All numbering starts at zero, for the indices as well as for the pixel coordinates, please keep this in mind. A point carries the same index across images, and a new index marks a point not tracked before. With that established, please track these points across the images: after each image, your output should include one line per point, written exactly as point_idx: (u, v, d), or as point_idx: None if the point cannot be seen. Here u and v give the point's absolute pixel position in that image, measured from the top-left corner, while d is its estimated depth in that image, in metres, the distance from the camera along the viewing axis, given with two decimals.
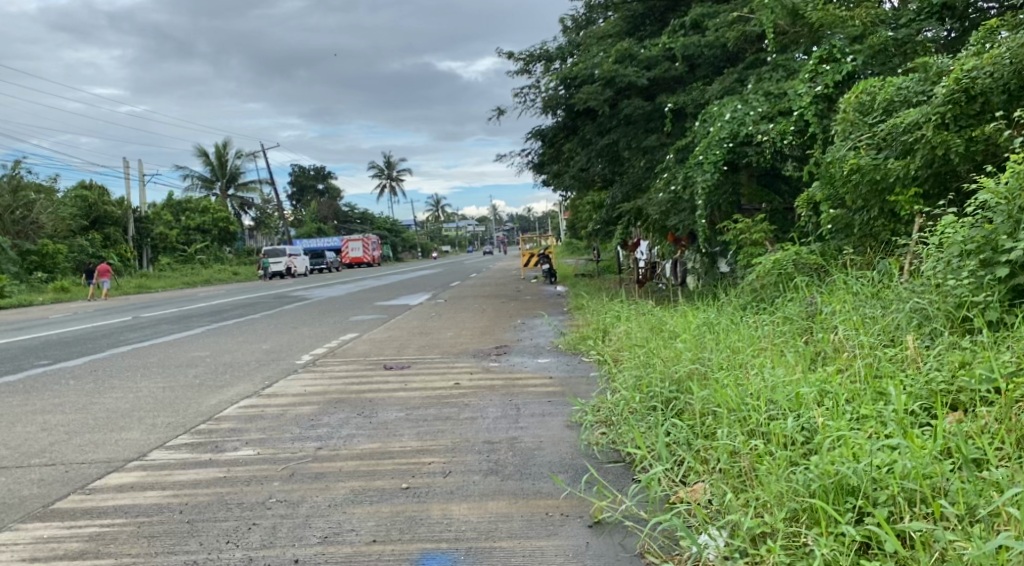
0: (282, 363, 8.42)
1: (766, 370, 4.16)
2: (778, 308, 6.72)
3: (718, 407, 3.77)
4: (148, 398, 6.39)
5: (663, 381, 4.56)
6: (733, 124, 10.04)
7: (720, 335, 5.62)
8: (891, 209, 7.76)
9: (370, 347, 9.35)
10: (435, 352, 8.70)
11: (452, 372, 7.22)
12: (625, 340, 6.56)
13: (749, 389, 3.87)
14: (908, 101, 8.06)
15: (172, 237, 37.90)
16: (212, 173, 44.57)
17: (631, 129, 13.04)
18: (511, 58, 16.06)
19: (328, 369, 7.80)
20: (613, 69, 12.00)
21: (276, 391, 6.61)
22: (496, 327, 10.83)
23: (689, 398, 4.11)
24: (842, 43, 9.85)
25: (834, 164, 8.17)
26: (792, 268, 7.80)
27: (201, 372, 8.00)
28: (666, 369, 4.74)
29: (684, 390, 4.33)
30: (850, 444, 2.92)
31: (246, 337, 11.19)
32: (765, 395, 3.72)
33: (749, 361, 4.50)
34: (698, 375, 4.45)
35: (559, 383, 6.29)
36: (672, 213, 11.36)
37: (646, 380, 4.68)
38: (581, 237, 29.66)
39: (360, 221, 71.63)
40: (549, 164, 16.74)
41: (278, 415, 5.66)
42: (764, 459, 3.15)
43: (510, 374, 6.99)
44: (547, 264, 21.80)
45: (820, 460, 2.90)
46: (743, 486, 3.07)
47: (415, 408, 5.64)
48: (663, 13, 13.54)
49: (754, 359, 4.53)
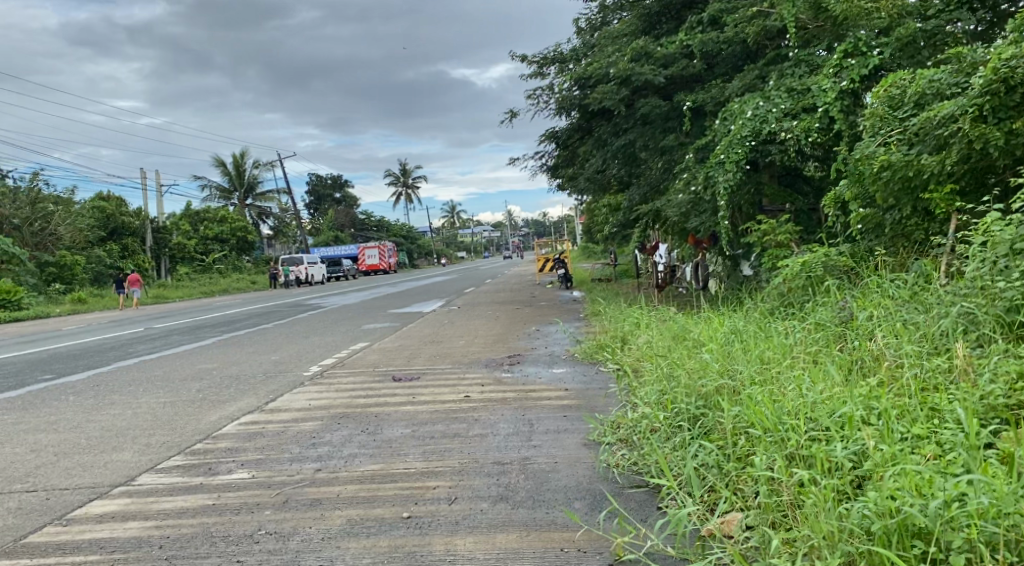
0: (288, 375, 8.16)
1: (802, 385, 3.78)
2: (808, 315, 6.32)
3: (752, 427, 3.41)
4: (146, 416, 6.15)
5: (689, 397, 4.21)
6: (756, 121, 9.77)
7: (748, 344, 5.26)
8: (925, 207, 7.35)
9: (380, 357, 9.07)
10: (446, 361, 8.39)
11: (463, 384, 6.90)
12: (646, 349, 6.21)
13: (786, 407, 3.50)
14: (941, 94, 7.61)
15: (189, 247, 37.98)
16: (230, 183, 44.67)
17: (648, 129, 12.70)
18: (524, 61, 15.78)
19: (335, 382, 7.51)
20: (629, 68, 11.70)
21: (279, 406, 6.34)
22: (510, 335, 10.50)
23: (719, 416, 3.75)
24: (868, 36, 9.47)
25: (863, 161, 7.77)
26: (822, 270, 7.39)
27: (204, 386, 7.77)
28: (692, 384, 4.37)
29: (712, 408, 3.96)
30: (911, 474, 2.55)
31: (255, 348, 10.96)
32: (805, 414, 3.34)
33: (783, 375, 4.12)
34: (727, 391, 4.08)
35: (576, 396, 5.95)
36: (693, 214, 11.13)
37: (670, 395, 4.33)
38: (597, 241, 29.30)
39: (377, 228, 71.67)
40: (563, 167, 16.40)
41: (278, 433, 5.37)
42: (808, 487, 2.79)
43: (523, 385, 6.65)
44: (563, 269, 21.44)
45: (877, 493, 2.53)
46: (786, 521, 2.71)
47: (422, 424, 5.33)
48: (679, 10, 13.18)
49: (787, 372, 4.14)
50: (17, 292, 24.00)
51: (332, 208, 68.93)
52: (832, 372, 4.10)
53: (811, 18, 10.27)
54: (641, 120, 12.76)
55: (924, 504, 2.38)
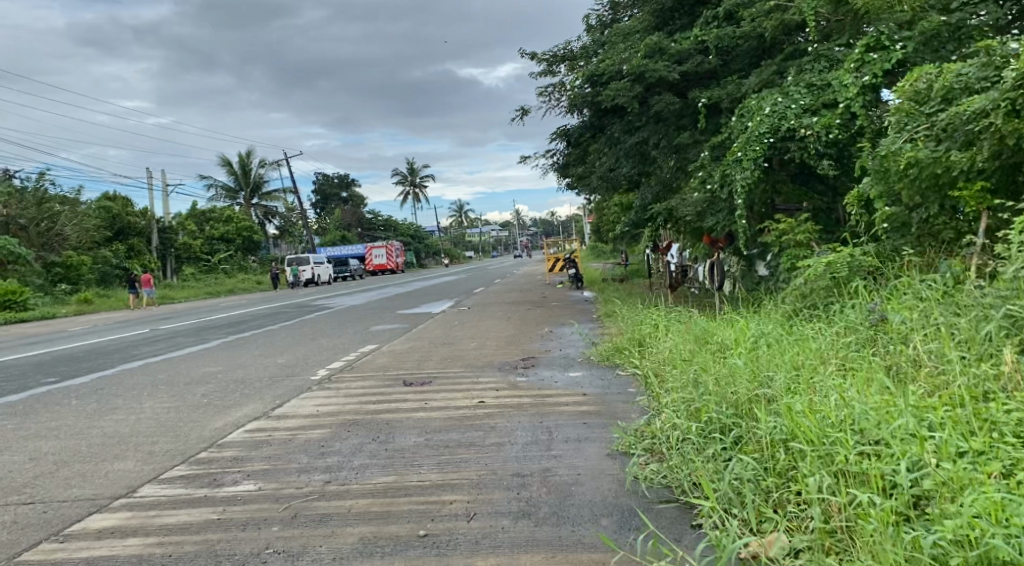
0: (296, 379, 7.97)
1: (845, 393, 3.54)
2: (835, 317, 6.08)
3: (794, 439, 3.18)
4: (150, 422, 5.98)
5: (721, 405, 3.98)
6: (773, 118, 9.54)
7: (777, 349, 5.02)
8: (953, 204, 7.10)
9: (390, 360, 8.87)
10: (458, 364, 8.18)
11: (477, 389, 6.69)
12: (668, 353, 5.99)
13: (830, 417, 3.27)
14: (970, 88, 7.33)
15: (197, 246, 37.90)
16: (237, 183, 44.59)
17: (661, 127, 12.53)
18: (534, 58, 15.57)
19: (344, 386, 7.31)
20: (642, 64, 11.52)
21: (286, 412, 6.16)
22: (522, 337, 10.28)
23: (755, 426, 3.52)
24: (891, 30, 9.23)
25: (888, 157, 7.47)
26: (847, 271, 7.12)
27: (210, 390, 7.59)
28: (722, 392, 4.14)
29: (746, 418, 3.74)
30: (989, 499, 2.33)
31: (263, 351, 10.78)
32: (852, 425, 3.11)
33: (820, 382, 3.88)
34: (761, 400, 3.85)
35: (595, 402, 5.72)
36: (708, 213, 11.00)
37: (700, 404, 4.09)
38: (607, 241, 29.08)
39: (384, 228, 71.52)
40: (574, 166, 16.17)
41: (286, 441, 5.17)
42: (867, 511, 2.57)
43: (539, 390, 6.43)
44: (572, 269, 21.21)
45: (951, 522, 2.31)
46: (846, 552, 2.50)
47: (436, 432, 5.12)
48: (692, 6, 12.94)
49: (825, 379, 3.91)
50: (24, 292, 23.93)
51: (340, 208, 68.85)
52: (874, 380, 3.87)
53: (830, 13, 10.05)
54: (654, 117, 12.54)
55: (1006, 535, 2.17)
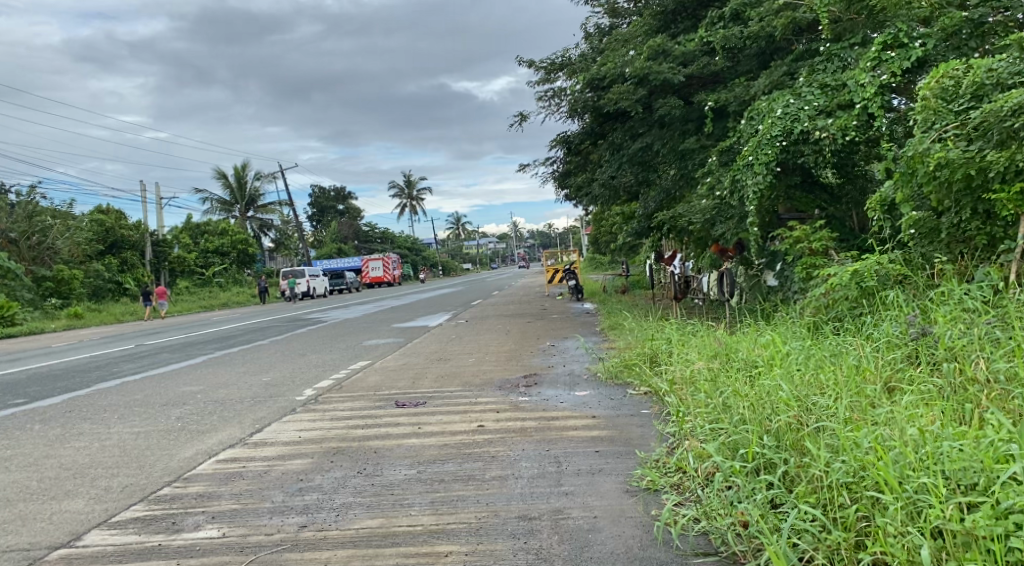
0: (280, 400, 7.39)
1: (913, 422, 3.07)
2: (866, 332, 5.56)
3: (866, 480, 2.70)
4: (113, 452, 5.43)
5: (764, 437, 3.43)
6: (786, 119, 9.02)
7: (814, 368, 4.46)
8: (986, 207, 6.48)
9: (382, 378, 8.29)
10: (455, 383, 7.59)
11: (476, 411, 6.10)
12: (686, 371, 5.43)
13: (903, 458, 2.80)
14: (1003, 84, 6.76)
15: (191, 260, 37.33)
16: (232, 196, 44.06)
17: (665, 132, 11.98)
18: (532, 67, 15.14)
19: (330, 409, 6.72)
20: (645, 66, 11.02)
21: (265, 439, 5.60)
22: (523, 352, 9.68)
23: (812, 462, 3.01)
24: (909, 28, 8.67)
25: (916, 159, 6.88)
26: (874, 280, 6.56)
27: (186, 413, 7.04)
28: (758, 424, 3.59)
29: (795, 453, 3.21)
30: None
31: (248, 368, 10.18)
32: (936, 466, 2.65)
33: (879, 415, 3.33)
34: (809, 431, 3.31)
35: (607, 425, 5.16)
36: (718, 221, 10.35)
37: (738, 437, 3.51)
38: (607, 252, 28.57)
39: (382, 240, 70.75)
40: (574, 174, 15.65)
41: (261, 474, 4.60)
42: None
43: (542, 412, 5.85)
44: (573, 280, 20.59)
45: None
46: None
47: (430, 464, 4.55)
48: (695, 9, 12.50)
49: (885, 411, 3.34)
50: (12, 307, 23.31)
51: (336, 220, 68.22)
52: (943, 411, 3.35)
53: (843, 11, 9.43)
54: (658, 122, 11.98)
55: None
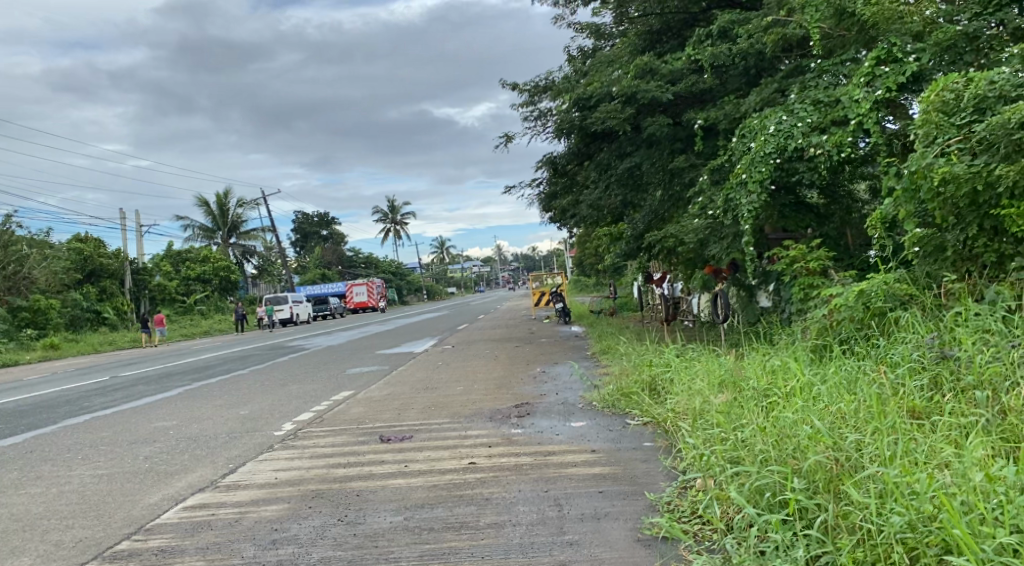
0: (256, 436, 6.96)
1: (969, 464, 2.80)
2: (879, 357, 5.26)
3: (936, 537, 2.46)
4: (71, 500, 4.99)
5: (796, 481, 3.14)
6: (779, 137, 8.80)
7: (834, 398, 4.14)
8: (994, 224, 6.20)
9: (365, 411, 7.86)
10: (442, 414, 7.18)
11: (466, 445, 5.70)
12: (694, 402, 5.09)
13: (969, 510, 2.55)
14: (1006, 96, 6.51)
15: (172, 288, 36.69)
16: (214, 223, 43.53)
17: (654, 151, 11.73)
18: (516, 89, 14.94)
19: (310, 445, 6.30)
20: (633, 85, 10.81)
21: (237, 482, 5.18)
22: (512, 379, 9.27)
23: (863, 515, 2.75)
24: (902, 42, 8.46)
25: (918, 175, 6.62)
26: (880, 299, 6.27)
27: (155, 452, 6.59)
28: (788, 467, 3.28)
29: (839, 501, 2.93)
30: None
31: (226, 400, 9.72)
32: (1014, 524, 2.42)
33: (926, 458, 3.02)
34: (848, 474, 3.04)
35: (609, 461, 4.79)
36: (712, 241, 10.21)
37: (768, 483, 3.21)
38: (592, 274, 28.31)
39: (366, 265, 70.07)
40: (560, 197, 15.40)
41: (231, 524, 4.18)
42: None
43: (538, 446, 5.47)
44: (560, 303, 20.24)
45: None
46: None
47: (417, 509, 4.15)
48: (681, 28, 12.33)
49: (933, 455, 3.04)
50: None
51: (319, 246, 67.62)
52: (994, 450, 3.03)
53: (832, 27, 9.24)
54: (647, 141, 11.81)
55: None
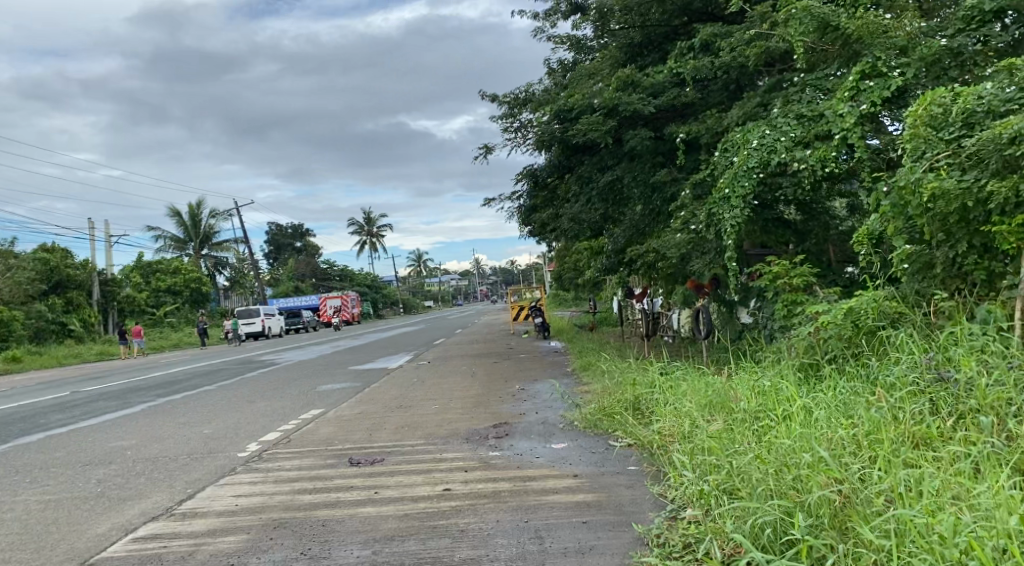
0: (219, 458, 6.58)
1: (995, 503, 2.58)
2: (872, 379, 5.07)
3: None
4: (11, 530, 4.60)
5: (802, 519, 2.91)
6: (763, 151, 8.65)
7: (833, 422, 3.91)
8: (984, 241, 6.08)
9: (336, 430, 7.50)
10: (417, 434, 6.86)
11: (441, 469, 5.40)
12: (683, 425, 4.86)
13: (1003, 557, 2.33)
14: (995, 111, 6.38)
15: (141, 299, 35.85)
16: (186, 234, 42.77)
17: (635, 165, 11.53)
18: (495, 101, 14.73)
19: (275, 468, 5.94)
20: (615, 97, 10.65)
21: (194, 510, 4.82)
22: (490, 397, 8.97)
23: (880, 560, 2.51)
24: (887, 57, 8.36)
25: (907, 190, 6.46)
26: (871, 317, 6.10)
27: (109, 475, 6.18)
28: (793, 503, 3.05)
29: (852, 543, 2.70)
30: None
31: (190, 418, 9.30)
32: None
33: (946, 493, 2.80)
34: (860, 511, 2.81)
35: (593, 488, 4.52)
36: (694, 256, 10.15)
37: (772, 521, 2.97)
38: (570, 288, 28.12)
39: (341, 278, 69.31)
40: (540, 211, 15.19)
41: (183, 558, 3.83)
42: None
43: (517, 469, 5.18)
44: (538, 318, 19.97)
45: None
46: None
47: (388, 542, 3.84)
48: (662, 42, 12.21)
49: (953, 491, 2.81)
50: None
51: (294, 258, 66.81)
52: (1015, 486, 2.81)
53: (816, 41, 9.01)
54: (628, 155, 11.61)
55: None
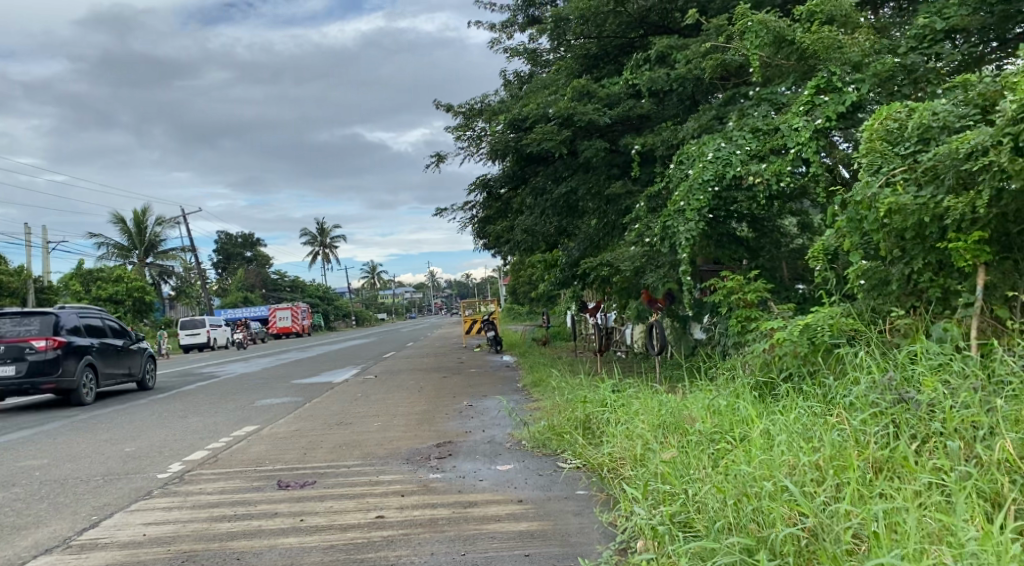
0: (135, 480, 6.04)
1: (980, 548, 2.34)
2: (831, 399, 4.85)
3: None
4: None
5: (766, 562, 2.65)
6: (718, 163, 8.48)
7: (795, 447, 3.65)
8: (940, 258, 5.95)
9: (268, 450, 7.00)
10: (354, 455, 6.40)
11: (375, 494, 4.98)
12: (636, 447, 4.57)
13: None
14: (949, 127, 6.24)
15: (79, 309, 34.34)
16: (130, 241, 41.30)
17: (589, 177, 11.30)
18: (450, 111, 14.42)
19: (194, 492, 5.44)
20: (570, 107, 10.44)
21: (94, 542, 4.32)
22: (436, 414, 8.55)
23: None
24: (842, 72, 8.29)
25: (863, 205, 6.32)
26: (827, 334, 5.90)
27: (8, 499, 5.60)
28: (755, 542, 2.79)
29: None
30: None
31: (113, 435, 8.65)
32: None
33: (924, 534, 2.56)
34: (829, 551, 2.57)
35: (537, 516, 4.17)
36: (648, 269, 10.04)
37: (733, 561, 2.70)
38: (525, 303, 27.81)
39: (292, 289, 67.83)
40: (494, 222, 14.89)
41: None
42: None
43: (457, 494, 4.80)
44: (491, 332, 19.57)
45: None
46: None
47: None
48: (618, 54, 12.07)
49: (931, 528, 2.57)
50: None
51: (244, 268, 65.22)
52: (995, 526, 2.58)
53: (771, 55, 8.94)
54: (583, 166, 11.36)
55: None
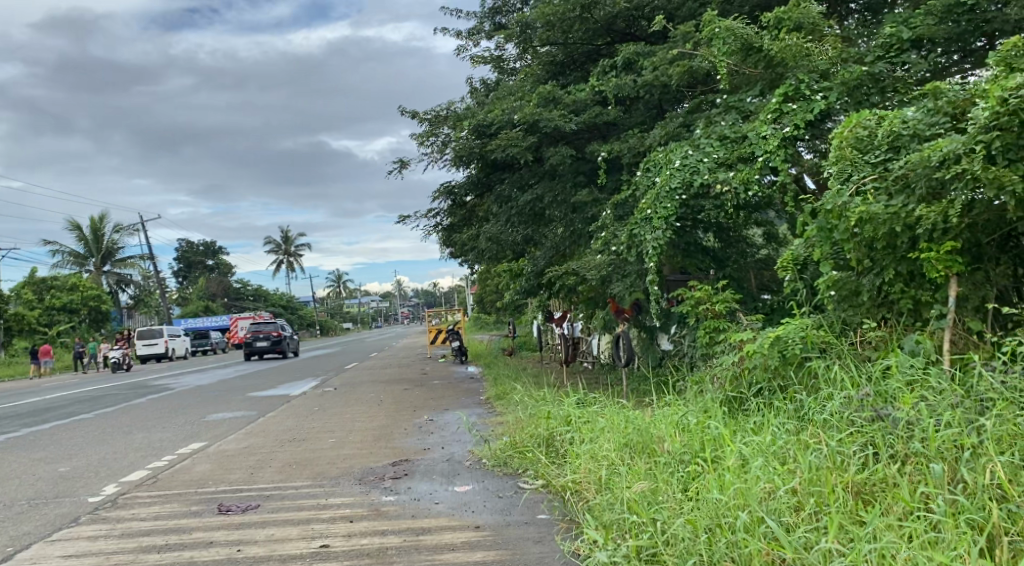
0: (64, 504, 5.59)
1: None
2: (804, 416, 4.64)
3: None
4: None
5: None
6: (685, 171, 8.27)
7: (771, 473, 3.39)
8: (911, 269, 5.79)
9: (214, 469, 6.59)
10: (304, 475, 6.02)
11: (320, 519, 4.62)
12: (601, 470, 4.28)
13: None
14: (919, 135, 6.14)
15: (31, 318, 33.16)
16: (86, 249, 40.10)
17: (555, 184, 11.06)
18: (416, 117, 14.13)
19: (126, 518, 5.02)
20: (535, 113, 10.22)
21: None
22: (394, 429, 8.19)
23: None
24: (809, 80, 8.18)
25: (834, 214, 6.16)
26: (798, 346, 5.69)
27: None
28: None
29: None
30: None
31: (50, 453, 8.12)
32: None
33: None
34: None
35: (494, 544, 3.86)
36: (614, 278, 9.73)
37: None
38: (491, 312, 27.43)
39: (255, 298, 66.53)
40: (460, 230, 14.58)
41: None
42: None
43: (410, 519, 4.47)
44: (455, 342, 19.18)
45: None
46: None
47: None
48: (584, 61, 11.90)
49: None
50: None
51: (206, 276, 63.85)
52: None
53: (738, 63, 8.80)
54: (549, 173, 11.14)
55: None
